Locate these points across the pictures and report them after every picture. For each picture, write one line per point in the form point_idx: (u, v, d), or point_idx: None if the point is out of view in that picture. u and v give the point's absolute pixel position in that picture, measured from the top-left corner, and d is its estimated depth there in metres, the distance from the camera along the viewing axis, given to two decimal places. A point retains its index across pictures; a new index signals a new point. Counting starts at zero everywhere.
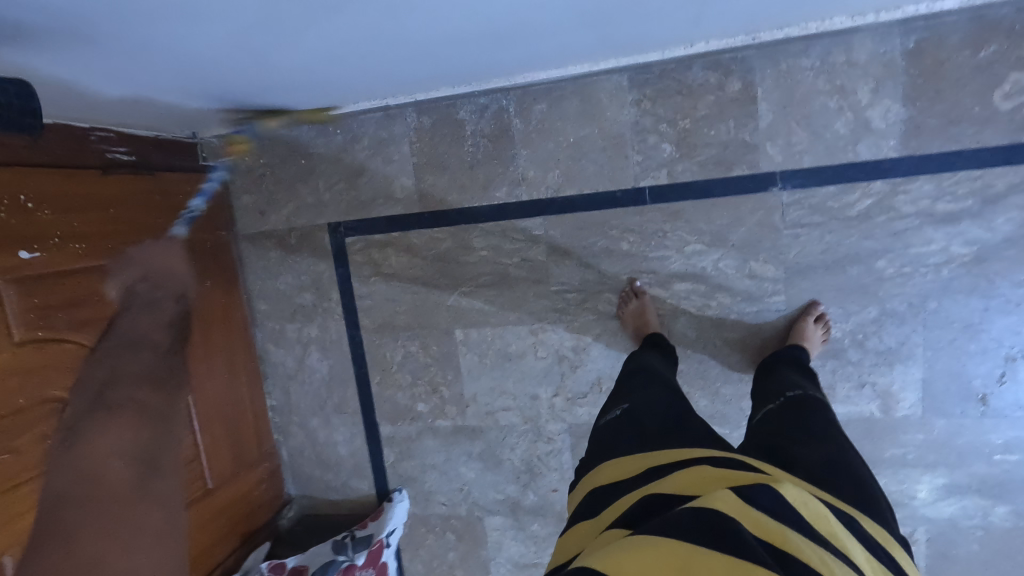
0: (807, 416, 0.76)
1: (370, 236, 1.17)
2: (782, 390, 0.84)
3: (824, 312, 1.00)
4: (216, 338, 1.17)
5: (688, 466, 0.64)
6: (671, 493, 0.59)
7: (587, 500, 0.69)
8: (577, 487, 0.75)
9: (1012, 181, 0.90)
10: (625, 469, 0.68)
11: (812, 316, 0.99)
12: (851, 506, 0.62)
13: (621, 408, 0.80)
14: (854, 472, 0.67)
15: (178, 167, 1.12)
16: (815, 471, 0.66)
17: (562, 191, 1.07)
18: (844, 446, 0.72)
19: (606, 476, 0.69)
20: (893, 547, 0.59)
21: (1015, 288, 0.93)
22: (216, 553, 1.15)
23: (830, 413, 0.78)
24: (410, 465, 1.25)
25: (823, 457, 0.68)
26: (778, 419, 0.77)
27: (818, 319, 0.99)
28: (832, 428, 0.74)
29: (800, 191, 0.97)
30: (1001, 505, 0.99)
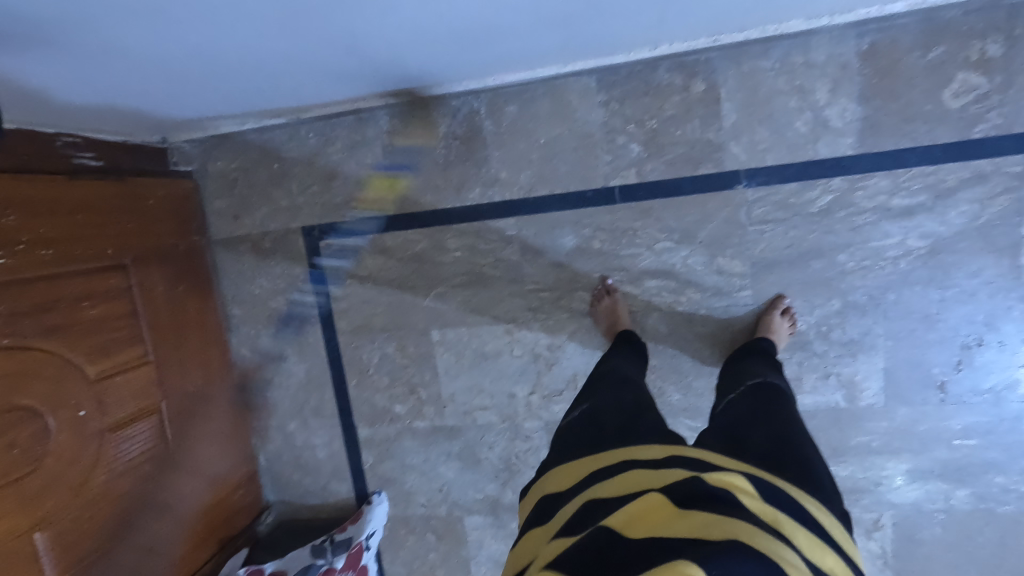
0: (763, 403, 0.79)
1: (345, 238, 1.18)
2: (744, 379, 0.87)
3: (790, 305, 1.02)
4: (189, 343, 1.15)
5: (632, 465, 0.65)
6: (607, 495, 0.61)
7: (545, 498, 0.70)
8: (534, 487, 0.75)
9: (963, 176, 0.94)
10: (585, 468, 0.69)
11: (779, 309, 1.02)
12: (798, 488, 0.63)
13: (581, 408, 0.82)
14: (808, 455, 0.69)
15: (148, 172, 1.12)
16: (766, 456, 0.68)
17: (534, 191, 1.08)
18: (800, 431, 0.73)
19: (571, 474, 0.70)
20: (828, 518, 0.60)
21: (969, 278, 0.97)
22: (193, 559, 1.13)
23: (792, 402, 0.81)
24: (389, 467, 1.25)
25: (778, 443, 0.70)
26: (738, 406, 0.80)
27: (784, 312, 1.02)
28: (789, 414, 0.76)
29: (764, 188, 1.00)
30: (962, 488, 1.03)
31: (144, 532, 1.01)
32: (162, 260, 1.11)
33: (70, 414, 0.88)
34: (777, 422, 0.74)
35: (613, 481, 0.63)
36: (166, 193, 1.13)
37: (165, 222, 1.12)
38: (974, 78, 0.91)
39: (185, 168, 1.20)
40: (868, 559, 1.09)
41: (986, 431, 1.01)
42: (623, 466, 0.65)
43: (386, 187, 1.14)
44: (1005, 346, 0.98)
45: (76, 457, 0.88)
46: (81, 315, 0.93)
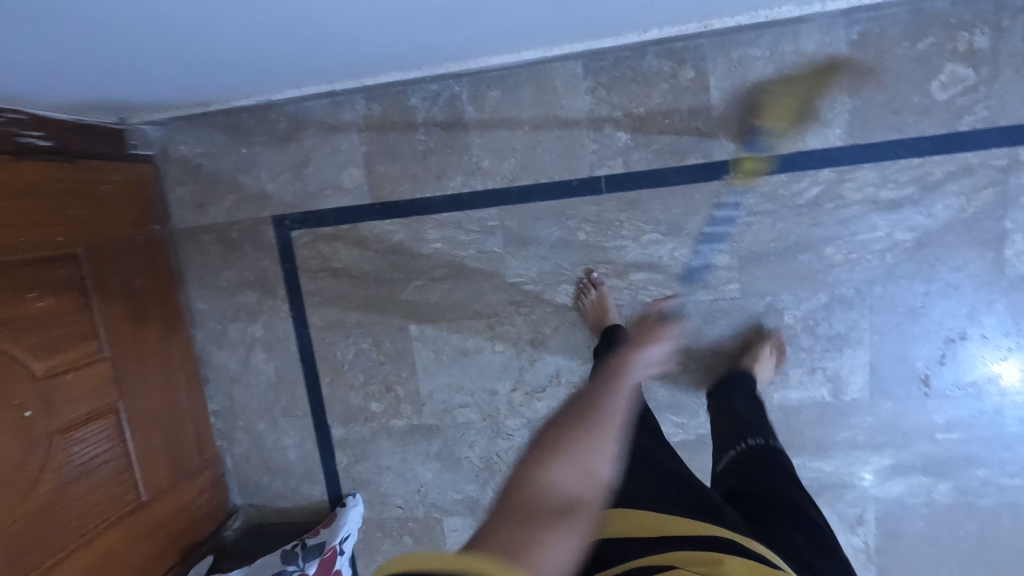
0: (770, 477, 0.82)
1: (319, 229, 1.12)
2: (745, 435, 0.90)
3: (778, 335, 1.02)
4: (148, 340, 1.08)
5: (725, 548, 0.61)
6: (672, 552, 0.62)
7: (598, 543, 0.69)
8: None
9: (949, 169, 0.94)
10: (655, 527, 0.68)
11: (771, 344, 1.01)
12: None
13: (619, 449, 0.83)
14: (830, 554, 0.72)
15: (104, 155, 1.02)
16: (795, 550, 0.70)
17: (518, 180, 1.04)
18: (822, 526, 0.77)
19: (636, 524, 0.69)
20: None
21: (953, 272, 0.97)
22: (152, 570, 1.05)
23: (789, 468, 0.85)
24: (364, 468, 1.20)
25: (804, 538, 0.73)
26: (749, 477, 0.83)
27: (774, 347, 1.02)
28: (806, 500, 0.80)
29: (752, 179, 0.98)
30: (943, 482, 1.03)
31: (95, 542, 0.93)
32: (119, 251, 1.03)
33: (14, 416, 0.81)
34: (798, 510, 0.77)
35: (702, 557, 0.60)
36: (122, 179, 1.05)
37: (121, 211, 1.04)
38: (962, 70, 0.91)
39: (145, 152, 1.12)
40: (851, 555, 1.08)
41: (969, 426, 1.01)
42: (716, 543, 0.62)
43: (754, 172, 0.98)
44: (988, 339, 0.98)
45: (20, 463, 0.81)
46: (26, 309, 0.86)
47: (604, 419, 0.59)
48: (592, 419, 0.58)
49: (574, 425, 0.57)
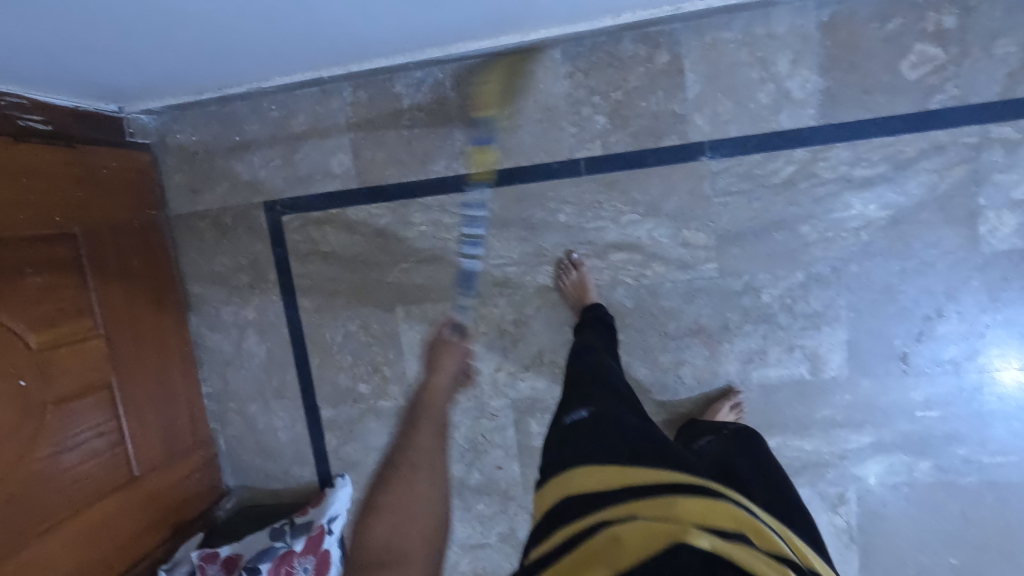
0: (745, 454, 0.91)
1: (308, 213, 1.15)
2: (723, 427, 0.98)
3: (740, 399, 1.06)
4: (144, 320, 1.12)
5: (675, 488, 0.69)
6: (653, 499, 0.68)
7: (569, 499, 0.74)
8: (549, 483, 0.80)
9: (921, 147, 0.95)
10: (613, 478, 0.74)
11: (729, 402, 1.06)
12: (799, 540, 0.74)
13: (586, 411, 0.87)
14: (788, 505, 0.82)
15: (100, 142, 1.06)
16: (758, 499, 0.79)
17: (499, 164, 1.07)
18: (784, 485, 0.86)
19: (598, 479, 0.75)
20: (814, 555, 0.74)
21: (928, 249, 0.98)
22: (142, 543, 1.07)
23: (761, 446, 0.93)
24: (353, 449, 1.23)
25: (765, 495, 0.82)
26: (720, 450, 0.92)
27: (733, 406, 1.06)
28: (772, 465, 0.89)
29: (728, 159, 1.00)
30: (924, 461, 1.04)
31: (86, 513, 0.96)
32: (116, 234, 1.07)
33: (9, 384, 0.84)
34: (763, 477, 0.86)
35: (658, 502, 0.67)
36: (119, 165, 1.09)
37: (119, 196, 1.08)
38: (931, 50, 0.92)
39: (142, 140, 1.16)
40: (834, 535, 1.09)
41: (947, 403, 1.02)
42: (671, 486, 0.69)
43: (487, 163, 1.07)
44: (965, 317, 0.99)
45: (14, 430, 0.84)
46: (22, 282, 0.89)
47: (419, 462, 0.90)
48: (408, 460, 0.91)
49: (404, 507, 0.85)
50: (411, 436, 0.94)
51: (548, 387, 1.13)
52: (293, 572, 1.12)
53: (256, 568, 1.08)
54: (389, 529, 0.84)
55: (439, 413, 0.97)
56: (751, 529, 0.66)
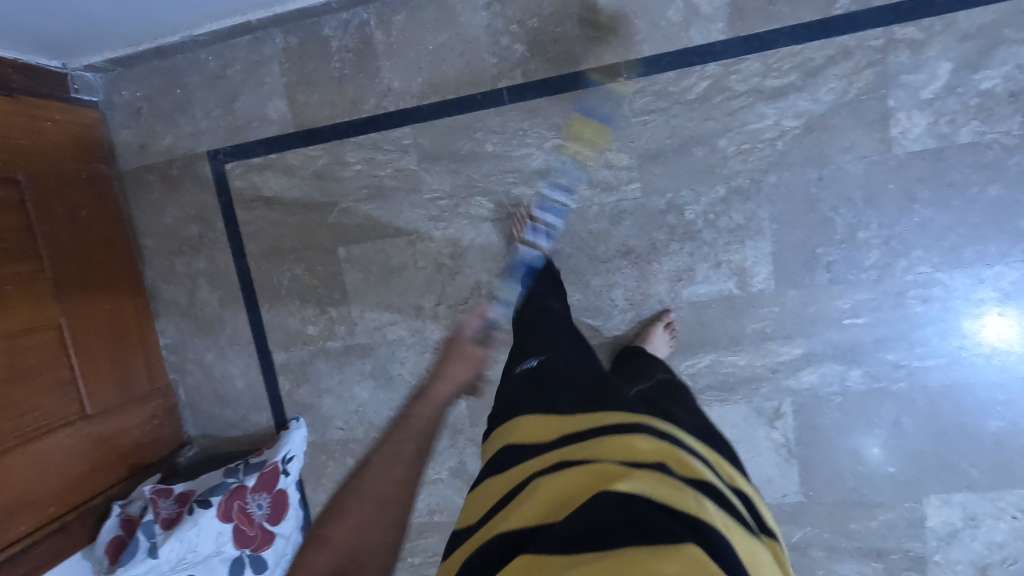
0: (683, 403, 0.87)
1: (250, 160, 1.19)
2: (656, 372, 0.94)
3: (672, 319, 1.09)
4: (96, 268, 1.16)
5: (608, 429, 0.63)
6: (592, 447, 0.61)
7: (504, 451, 0.70)
8: (494, 438, 0.75)
9: (829, 54, 0.97)
10: (547, 427, 0.69)
11: (662, 322, 1.08)
12: (735, 476, 0.67)
13: (537, 359, 0.83)
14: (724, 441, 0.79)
15: (44, 95, 1.10)
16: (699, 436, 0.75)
17: (427, 98, 1.10)
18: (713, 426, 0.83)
19: (534, 430, 0.69)
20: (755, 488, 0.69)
21: (843, 154, 0.99)
22: (96, 481, 1.11)
23: (691, 403, 0.87)
24: (306, 392, 1.26)
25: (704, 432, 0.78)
26: (659, 396, 0.86)
27: (666, 325, 1.08)
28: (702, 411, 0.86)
29: (643, 79, 1.03)
30: (854, 368, 1.05)
31: (34, 444, 0.99)
32: (63, 183, 1.11)
33: None
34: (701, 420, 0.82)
35: (582, 443, 0.62)
36: (65, 118, 1.14)
37: (65, 148, 1.13)
38: None
39: (89, 97, 1.20)
40: (773, 449, 1.10)
41: (875, 309, 1.03)
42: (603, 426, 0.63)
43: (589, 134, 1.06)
44: (884, 222, 1.00)
45: None
46: None
47: (379, 495, 0.70)
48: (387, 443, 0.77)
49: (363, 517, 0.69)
50: (383, 449, 0.76)
51: None
52: (247, 508, 1.13)
53: (207, 500, 1.10)
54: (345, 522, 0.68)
55: (414, 433, 0.78)
56: (676, 460, 0.59)
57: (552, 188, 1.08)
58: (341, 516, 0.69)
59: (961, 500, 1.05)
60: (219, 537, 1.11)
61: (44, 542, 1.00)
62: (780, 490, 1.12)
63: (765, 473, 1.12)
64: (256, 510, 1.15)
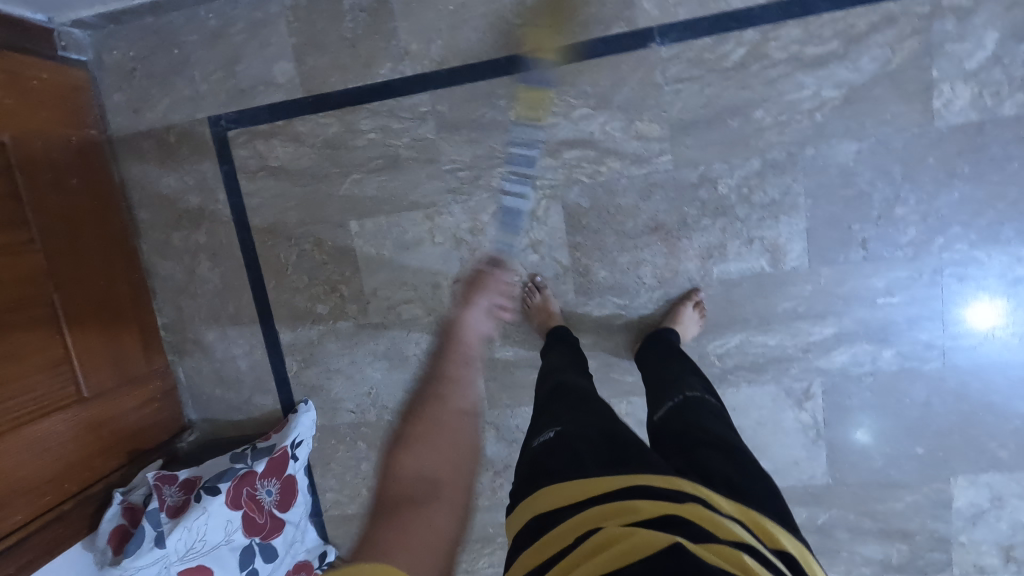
0: (708, 423, 0.82)
1: (254, 127, 1.12)
2: (682, 389, 0.90)
3: (702, 298, 1.05)
4: (88, 241, 1.08)
5: (640, 491, 0.65)
6: (632, 508, 0.63)
7: (537, 520, 0.69)
8: (518, 507, 0.74)
9: (872, 20, 0.93)
10: (576, 489, 0.69)
11: (691, 301, 1.05)
12: (772, 521, 0.67)
13: (554, 430, 0.79)
14: (755, 474, 0.73)
15: (29, 51, 1.01)
16: (728, 479, 0.71)
17: (446, 63, 1.04)
18: (749, 454, 0.77)
19: (565, 493, 0.69)
20: (788, 536, 0.65)
21: (883, 127, 0.96)
22: (95, 467, 1.05)
23: (720, 418, 0.84)
24: (314, 374, 1.20)
25: (731, 465, 0.74)
26: (681, 425, 0.82)
27: (695, 304, 1.05)
28: (733, 436, 0.80)
29: (678, 44, 0.98)
30: (886, 349, 1.03)
31: (28, 429, 0.93)
32: (51, 148, 1.03)
33: None
34: (727, 446, 0.78)
35: (622, 507, 0.63)
36: (52, 78, 1.05)
37: (52, 109, 1.04)
38: None
39: (76, 56, 1.11)
40: (800, 430, 1.08)
41: (910, 288, 1.00)
42: (637, 489, 0.65)
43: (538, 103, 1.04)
44: (922, 198, 0.97)
45: None
46: None
47: (450, 405, 0.83)
48: (436, 411, 0.81)
49: (432, 423, 0.77)
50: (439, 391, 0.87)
51: (508, 296, 1.11)
52: (257, 494, 1.08)
53: (215, 487, 1.04)
54: (420, 467, 0.68)
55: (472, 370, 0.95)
56: (712, 522, 0.61)
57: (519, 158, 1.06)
58: (408, 455, 0.70)
59: (989, 481, 1.04)
60: (229, 525, 1.05)
61: (42, 533, 0.93)
62: (807, 472, 1.10)
63: (792, 455, 1.10)
64: (266, 497, 1.10)
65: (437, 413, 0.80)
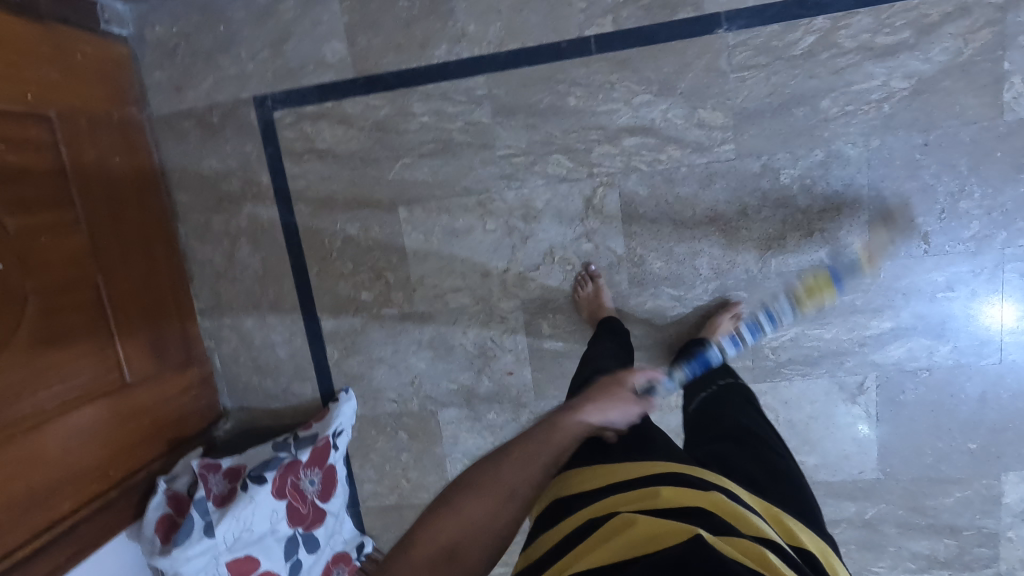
0: (739, 417, 0.82)
1: (302, 107, 1.09)
2: (715, 383, 0.91)
3: (739, 309, 1.04)
4: (130, 222, 1.05)
5: (660, 480, 0.63)
6: (651, 497, 0.60)
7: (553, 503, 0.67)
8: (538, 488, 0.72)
9: (945, 10, 0.92)
10: (590, 476, 0.67)
11: (729, 312, 1.03)
12: (794, 518, 0.64)
13: None
14: (779, 471, 0.72)
15: (74, 23, 0.98)
16: (750, 474, 0.70)
17: (504, 45, 1.02)
18: (779, 452, 0.77)
19: (584, 479, 0.67)
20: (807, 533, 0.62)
21: (951, 119, 0.94)
22: (138, 454, 1.02)
23: (750, 412, 0.84)
24: (356, 362, 1.17)
25: (753, 460, 0.73)
26: (713, 419, 0.83)
27: (733, 314, 1.03)
28: (763, 430, 0.80)
29: (745, 31, 0.96)
30: (943, 344, 1.02)
31: (75, 415, 0.90)
32: (94, 125, 1.00)
33: None
34: (753, 440, 0.77)
35: (640, 494, 0.61)
36: (95, 52, 1.01)
37: (95, 84, 1.01)
38: None
39: (118, 30, 1.08)
40: (852, 424, 1.07)
41: (970, 284, 0.99)
42: (658, 478, 0.63)
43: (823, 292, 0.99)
44: (987, 193, 0.96)
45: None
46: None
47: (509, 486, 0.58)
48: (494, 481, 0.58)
49: (483, 496, 0.57)
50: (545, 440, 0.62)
51: (559, 286, 1.09)
52: (300, 484, 1.06)
53: (261, 476, 1.02)
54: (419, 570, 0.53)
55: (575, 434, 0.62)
56: (736, 514, 0.58)
57: (769, 317, 1.00)
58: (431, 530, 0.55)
59: None
60: (274, 515, 1.03)
61: (89, 521, 0.91)
62: (857, 466, 1.09)
63: (843, 450, 1.09)
64: (308, 486, 1.08)
65: (472, 505, 0.56)
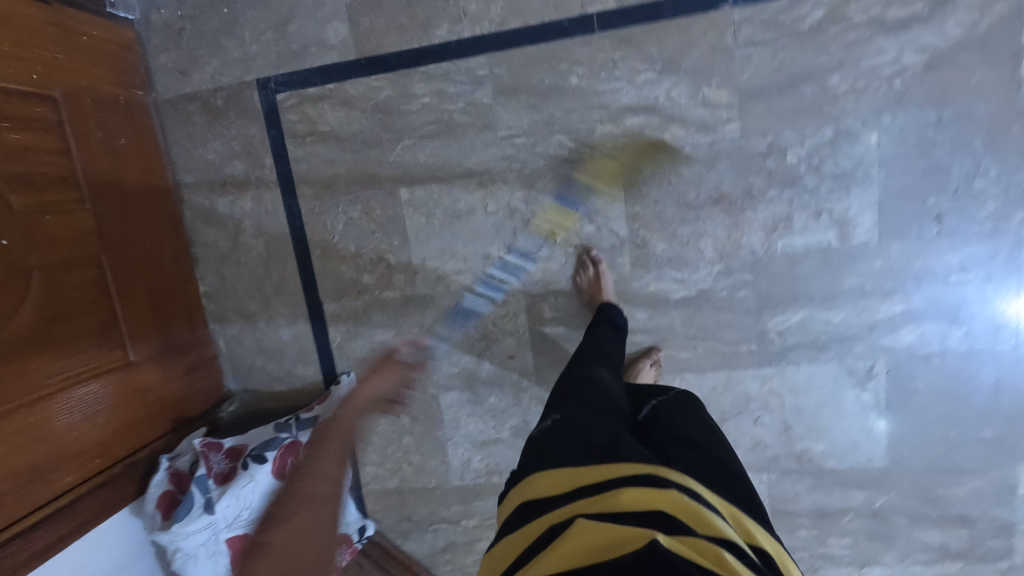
0: (694, 415, 0.81)
1: (304, 90, 1.09)
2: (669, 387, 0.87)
3: (659, 356, 1.08)
4: (134, 204, 1.06)
5: (625, 479, 0.64)
6: (615, 497, 0.62)
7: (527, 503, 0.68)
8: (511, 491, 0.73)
9: None
10: (560, 477, 0.68)
11: (650, 359, 1.08)
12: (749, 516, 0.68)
13: (552, 419, 0.78)
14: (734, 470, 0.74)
15: (81, 5, 0.99)
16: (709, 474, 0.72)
17: (506, 24, 1.01)
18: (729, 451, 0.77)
19: (553, 481, 0.68)
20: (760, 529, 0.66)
21: (967, 95, 0.91)
22: (140, 433, 1.03)
23: (704, 415, 0.82)
24: (358, 346, 1.17)
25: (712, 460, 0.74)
26: (671, 417, 0.81)
27: (654, 362, 1.08)
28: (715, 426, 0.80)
29: (752, 6, 0.94)
30: (956, 328, 0.99)
31: (77, 391, 0.91)
32: (100, 107, 1.01)
33: None
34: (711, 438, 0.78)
35: (604, 496, 0.63)
36: (100, 35, 1.02)
37: (100, 67, 1.02)
38: None
39: (125, 15, 1.09)
40: (862, 411, 1.05)
41: (984, 266, 0.96)
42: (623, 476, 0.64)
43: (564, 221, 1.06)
44: (1003, 172, 0.93)
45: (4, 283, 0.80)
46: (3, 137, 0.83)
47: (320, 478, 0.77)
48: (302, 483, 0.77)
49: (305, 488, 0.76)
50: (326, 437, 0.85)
51: (561, 268, 1.08)
52: None
53: (261, 455, 1.03)
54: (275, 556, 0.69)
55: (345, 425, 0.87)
56: (696, 514, 0.60)
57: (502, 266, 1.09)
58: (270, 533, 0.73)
59: None
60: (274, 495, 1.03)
61: (91, 497, 0.92)
62: (866, 454, 1.07)
63: (851, 437, 1.06)
64: None
65: (295, 496, 0.75)
